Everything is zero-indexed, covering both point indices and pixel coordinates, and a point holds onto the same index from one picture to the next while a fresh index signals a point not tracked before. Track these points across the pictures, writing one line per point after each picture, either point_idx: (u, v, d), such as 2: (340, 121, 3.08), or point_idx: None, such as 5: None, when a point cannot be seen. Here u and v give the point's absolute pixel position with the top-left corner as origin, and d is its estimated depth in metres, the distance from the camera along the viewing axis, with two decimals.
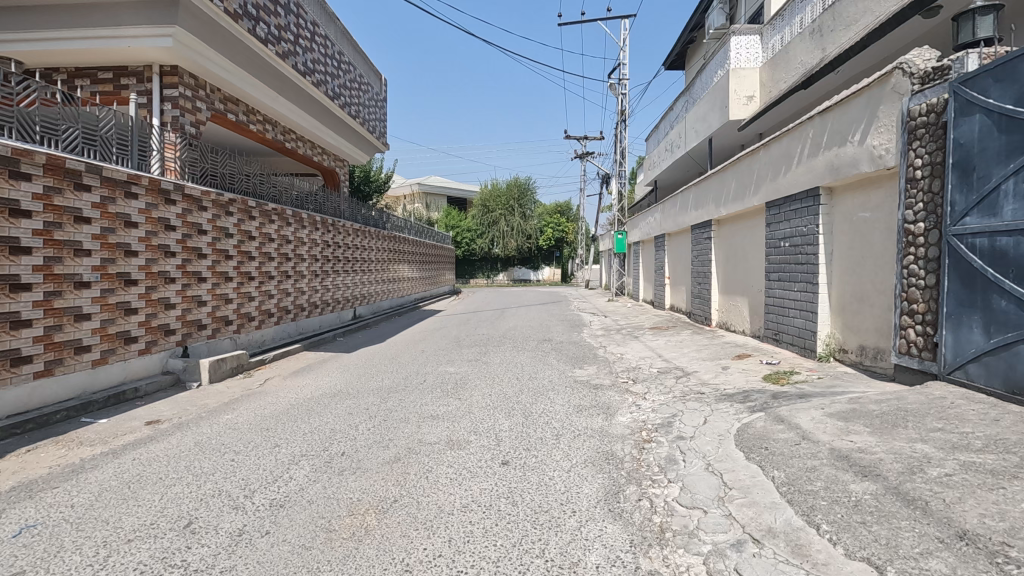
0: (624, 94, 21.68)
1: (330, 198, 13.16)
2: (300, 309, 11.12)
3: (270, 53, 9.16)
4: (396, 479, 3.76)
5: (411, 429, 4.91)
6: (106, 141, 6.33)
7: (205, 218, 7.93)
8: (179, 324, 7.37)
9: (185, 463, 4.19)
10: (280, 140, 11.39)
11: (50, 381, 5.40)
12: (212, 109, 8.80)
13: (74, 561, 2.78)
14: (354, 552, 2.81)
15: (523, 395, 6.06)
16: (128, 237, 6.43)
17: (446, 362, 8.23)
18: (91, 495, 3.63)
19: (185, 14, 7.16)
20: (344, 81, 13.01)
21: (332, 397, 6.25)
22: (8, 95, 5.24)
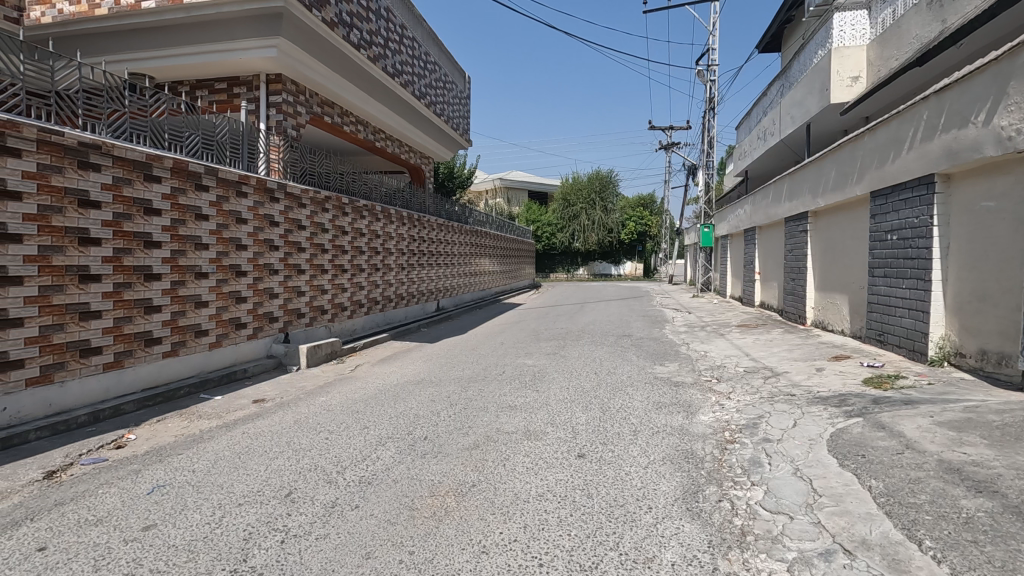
0: (713, 81, 20.71)
1: (416, 194, 13.70)
2: (387, 300, 11.71)
3: (362, 57, 9.67)
4: (475, 464, 3.90)
5: (489, 418, 5.05)
6: (221, 145, 7.00)
7: (304, 214, 8.56)
8: (281, 312, 8.02)
9: (287, 438, 4.59)
10: (371, 139, 12.01)
11: (175, 360, 6.11)
12: (311, 113, 9.46)
13: (195, 518, 3.15)
14: (434, 530, 2.97)
15: (601, 390, 6.04)
16: (238, 233, 7.09)
17: (525, 355, 8.35)
18: (208, 462, 4.07)
19: (287, 26, 7.75)
20: (430, 80, 13.47)
21: (416, 384, 6.55)
22: (143, 107, 5.91)
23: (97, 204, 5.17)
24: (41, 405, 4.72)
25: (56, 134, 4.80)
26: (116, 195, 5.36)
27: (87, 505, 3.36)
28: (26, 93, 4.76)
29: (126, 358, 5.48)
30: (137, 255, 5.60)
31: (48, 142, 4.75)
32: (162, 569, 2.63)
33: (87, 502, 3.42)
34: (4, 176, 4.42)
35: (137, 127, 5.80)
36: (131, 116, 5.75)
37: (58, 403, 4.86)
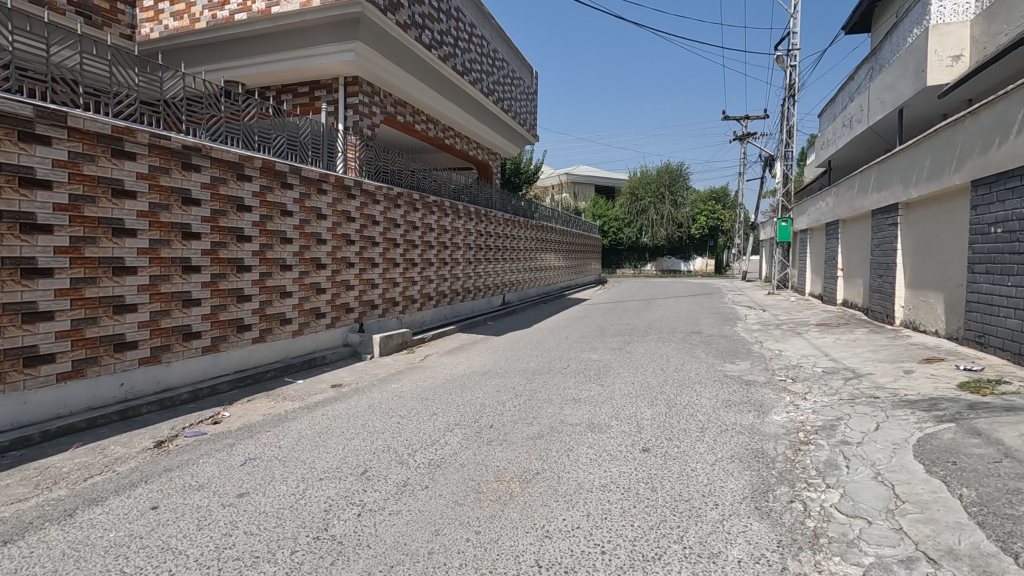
0: (793, 66, 19.61)
1: (483, 189, 13.95)
2: (455, 294, 12.04)
3: (433, 57, 9.95)
4: (539, 453, 3.98)
5: (553, 409, 5.12)
6: (304, 145, 7.47)
7: (378, 210, 8.97)
8: (356, 303, 8.48)
9: (362, 421, 4.87)
10: (441, 137, 12.34)
11: (262, 345, 6.63)
12: (384, 113, 9.85)
13: (282, 488, 3.44)
14: (499, 513, 3.07)
15: (668, 386, 5.95)
16: (319, 228, 7.57)
17: (590, 349, 8.34)
18: (293, 439, 4.40)
19: (363, 30, 8.12)
20: (498, 77, 13.64)
21: (482, 375, 6.73)
22: (236, 112, 6.38)
23: (197, 202, 5.69)
24: (152, 382, 5.28)
25: (164, 139, 5.31)
26: (214, 193, 5.88)
27: (190, 472, 3.74)
28: (139, 102, 5.27)
29: (221, 342, 6.03)
30: (231, 249, 6.13)
31: (158, 146, 5.27)
32: (255, 532, 2.90)
33: (190, 470, 3.80)
34: (123, 178, 4.95)
35: (231, 130, 6.29)
36: (226, 120, 6.23)
37: (165, 381, 5.42)
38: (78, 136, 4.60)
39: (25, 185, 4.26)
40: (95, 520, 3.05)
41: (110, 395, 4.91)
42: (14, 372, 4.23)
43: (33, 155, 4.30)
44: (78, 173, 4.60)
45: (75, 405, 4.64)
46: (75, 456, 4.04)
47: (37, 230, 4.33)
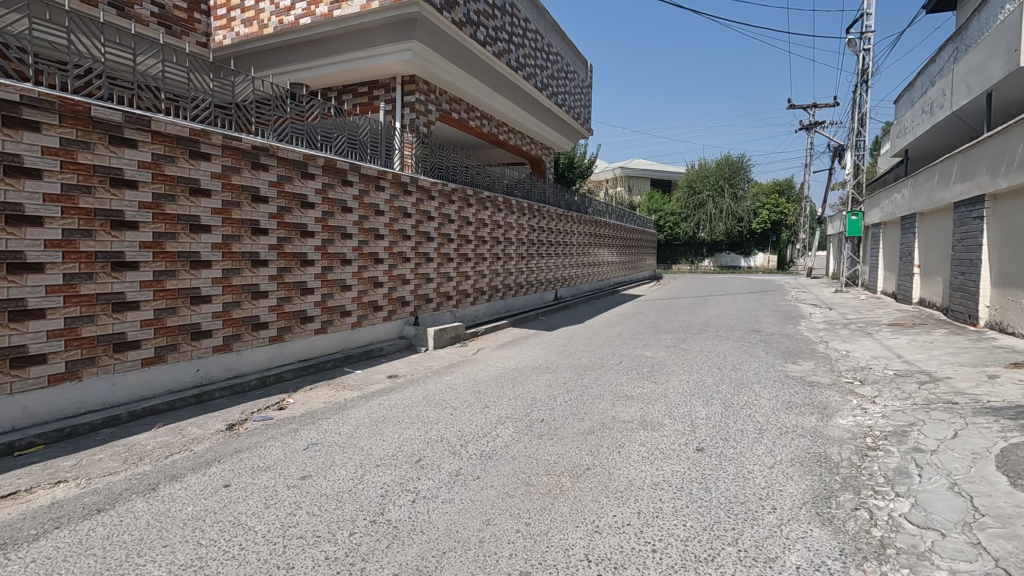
0: (867, 50, 18.44)
1: (536, 184, 13.97)
2: (507, 288, 12.16)
3: (488, 53, 10.03)
4: (589, 449, 3.97)
5: (605, 405, 5.08)
6: (363, 143, 7.72)
7: (433, 206, 9.17)
8: (411, 297, 8.73)
9: (417, 411, 5.01)
10: (495, 132, 12.43)
11: (323, 336, 6.95)
12: (440, 110, 10.03)
13: (342, 473, 3.61)
14: (549, 506, 3.10)
15: (724, 385, 5.78)
16: (377, 223, 7.85)
17: (643, 346, 8.21)
18: (352, 427, 4.59)
19: (420, 29, 8.29)
20: (552, 71, 13.58)
21: (533, 369, 6.77)
22: (301, 113, 6.65)
23: (265, 199, 6.02)
24: (224, 368, 5.66)
25: (236, 140, 5.64)
26: (280, 191, 6.21)
27: (259, 454, 3.98)
28: (214, 105, 5.61)
29: (286, 332, 6.38)
30: (295, 243, 6.47)
31: (231, 147, 5.60)
32: (316, 512, 3.05)
33: (258, 452, 4.04)
34: (199, 177, 5.29)
35: (296, 131, 6.58)
36: (291, 121, 6.52)
37: (236, 368, 5.78)
38: (161, 139, 4.95)
39: (115, 185, 4.62)
40: (175, 495, 3.30)
41: (187, 380, 5.29)
42: (106, 356, 4.62)
43: (122, 157, 4.65)
44: (160, 173, 4.96)
45: (157, 388, 5.03)
46: (158, 435, 4.38)
47: (125, 227, 4.70)
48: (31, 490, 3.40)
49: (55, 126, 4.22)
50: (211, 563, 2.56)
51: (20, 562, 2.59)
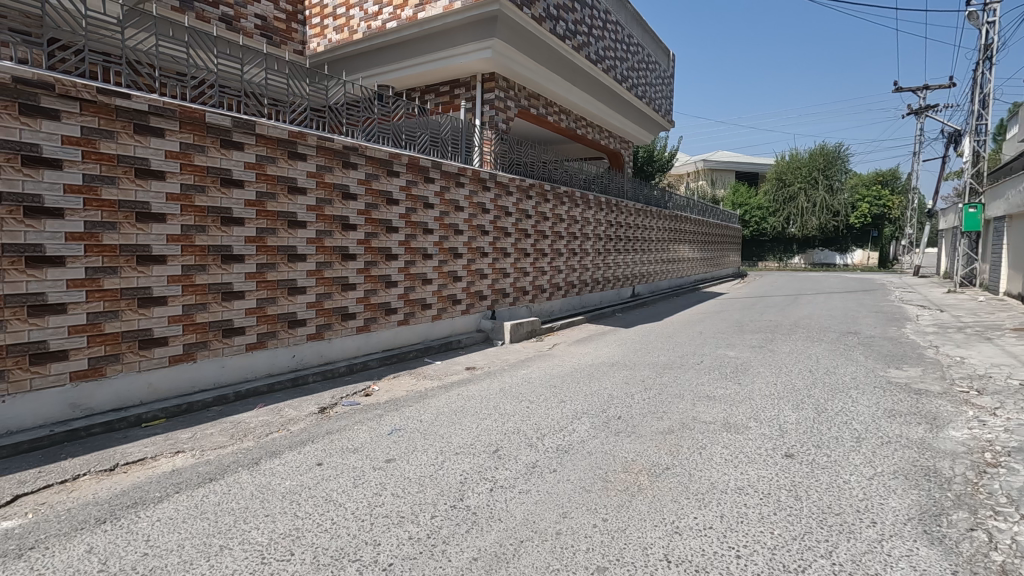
0: (992, 23, 16.49)
1: (614, 178, 13.74)
2: (584, 284, 12.09)
3: (568, 47, 9.96)
4: (669, 448, 3.88)
5: (685, 405, 4.93)
6: (445, 141, 7.95)
7: (511, 201, 9.28)
8: (489, 291, 8.90)
9: (494, 403, 5.11)
10: (573, 127, 12.35)
11: (405, 327, 7.26)
12: (519, 106, 10.13)
13: (423, 458, 3.76)
14: (627, 503, 3.06)
15: (816, 390, 5.42)
16: (456, 219, 8.07)
17: (726, 346, 7.86)
18: (432, 415, 4.76)
19: (501, 26, 8.39)
20: (632, 63, 13.27)
21: (610, 366, 6.69)
22: (388, 113, 6.91)
23: (354, 196, 6.37)
24: (317, 355, 6.06)
25: (329, 141, 6.00)
26: (368, 188, 6.55)
27: (348, 436, 4.23)
28: (310, 109, 5.95)
29: (371, 323, 6.73)
30: (380, 238, 6.80)
31: (324, 148, 5.97)
32: (400, 494, 3.20)
33: (347, 434, 4.28)
34: (296, 176, 5.69)
35: (382, 130, 6.86)
36: (379, 122, 6.80)
37: (327, 355, 6.18)
38: (264, 142, 5.37)
39: (225, 184, 5.06)
40: (275, 469, 3.59)
41: (284, 365, 5.73)
42: (216, 341, 5.10)
43: (231, 159, 5.09)
44: (264, 173, 5.38)
45: (259, 371, 5.48)
46: (259, 414, 4.77)
47: (233, 223, 5.15)
48: (156, 457, 3.81)
49: (176, 132, 4.67)
50: (306, 534, 2.76)
51: (148, 520, 2.91)
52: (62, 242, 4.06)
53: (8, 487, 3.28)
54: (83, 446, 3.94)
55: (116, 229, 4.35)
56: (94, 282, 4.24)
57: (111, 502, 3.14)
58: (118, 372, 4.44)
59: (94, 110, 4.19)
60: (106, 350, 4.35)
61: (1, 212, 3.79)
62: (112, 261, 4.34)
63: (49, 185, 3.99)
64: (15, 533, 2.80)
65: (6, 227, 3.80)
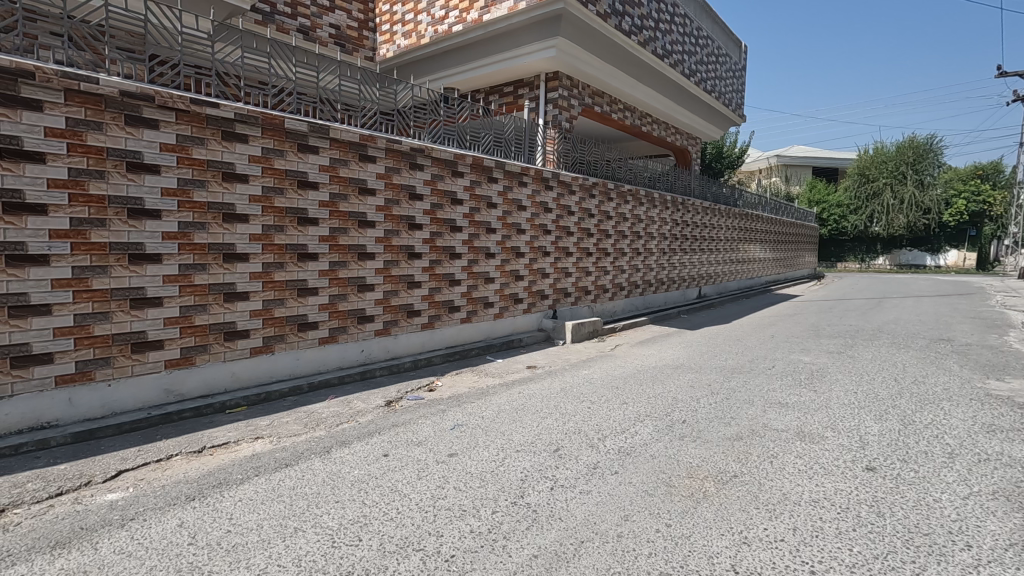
0: None
1: (681, 176, 13.33)
2: (647, 284, 11.84)
3: (633, 43, 9.78)
4: (737, 455, 3.74)
5: (755, 411, 4.72)
6: (508, 141, 8.01)
7: (573, 200, 9.22)
8: (551, 290, 8.89)
9: (555, 402, 5.10)
10: (638, 124, 12.10)
11: (468, 325, 7.39)
12: (582, 105, 10.04)
13: (484, 454, 3.81)
14: (692, 509, 2.97)
15: (903, 401, 5.03)
16: (519, 218, 8.11)
17: (800, 351, 7.46)
18: (494, 412, 4.82)
19: (565, 25, 8.36)
20: (702, 56, 12.82)
21: (675, 368, 6.51)
22: (452, 115, 7.05)
23: (420, 196, 6.55)
24: (384, 350, 6.29)
25: (397, 143, 6.20)
26: (433, 189, 6.71)
27: (412, 430, 4.35)
28: (379, 113, 6.16)
29: (436, 320, 6.90)
30: (445, 237, 6.96)
31: (392, 151, 6.17)
32: (462, 488, 3.26)
33: (411, 428, 4.41)
34: (366, 177, 5.93)
35: (447, 132, 7.00)
36: (444, 124, 6.95)
37: (393, 350, 6.40)
38: (338, 146, 5.62)
39: (301, 186, 5.35)
40: (345, 458, 3.75)
41: (353, 359, 5.98)
42: (293, 334, 5.41)
43: (307, 162, 5.37)
44: (337, 175, 5.64)
45: (330, 364, 5.76)
46: (330, 405, 5.00)
47: (308, 223, 5.44)
48: (238, 442, 4.07)
49: (259, 138, 4.98)
50: (373, 521, 2.87)
51: (231, 500, 3.13)
52: (160, 242, 4.42)
53: (113, 463, 3.62)
54: (176, 428, 4.29)
55: (205, 229, 4.69)
56: (187, 278, 4.60)
57: (199, 481, 3.40)
58: (205, 361, 4.79)
59: (188, 119, 4.53)
60: (196, 340, 4.71)
61: (109, 213, 4.16)
62: (202, 259, 4.68)
63: (149, 188, 4.35)
64: (119, 504, 3.09)
65: (113, 228, 4.18)
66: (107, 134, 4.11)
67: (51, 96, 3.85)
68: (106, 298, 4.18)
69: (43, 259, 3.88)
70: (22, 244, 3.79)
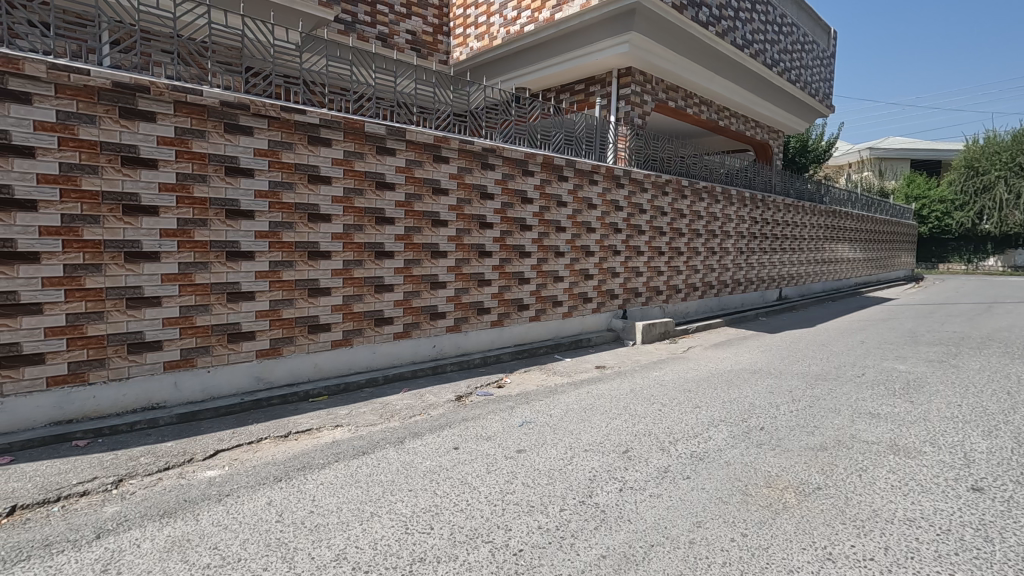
0: None
1: (761, 171, 12.69)
2: (723, 285, 11.37)
3: (711, 34, 9.41)
4: (820, 466, 3.52)
5: (842, 421, 4.42)
6: (579, 139, 7.96)
7: (645, 197, 9.02)
8: (621, 290, 8.75)
9: (625, 403, 5.02)
10: (715, 118, 11.65)
11: (536, 323, 7.43)
12: (656, 100, 9.80)
13: (552, 452, 3.82)
14: (770, 521, 2.83)
15: (1017, 416, 4.53)
16: (589, 217, 8.05)
17: (895, 358, 6.92)
18: (562, 411, 4.81)
19: (639, 19, 8.18)
20: (785, 44, 12.14)
21: (753, 373, 6.22)
22: (523, 114, 7.10)
23: (491, 196, 6.65)
24: (454, 346, 6.45)
25: (470, 144, 6.32)
26: (504, 188, 6.79)
27: (482, 425, 4.43)
28: (452, 114, 6.32)
29: (505, 318, 6.98)
30: (515, 236, 7.03)
31: (464, 151, 6.31)
32: (530, 485, 3.29)
33: (480, 423, 4.50)
34: (440, 177, 6.10)
35: (518, 132, 7.06)
36: (515, 123, 7.02)
37: (463, 346, 6.54)
38: (413, 147, 5.82)
39: (379, 187, 5.59)
40: (418, 449, 3.88)
41: (426, 354, 6.17)
42: (370, 329, 5.66)
43: (385, 164, 5.60)
44: (412, 176, 5.84)
45: (404, 358, 5.97)
46: (404, 397, 5.19)
47: (385, 222, 5.67)
48: (320, 429, 4.32)
49: (341, 142, 5.25)
50: (444, 511, 2.95)
51: (314, 482, 3.33)
52: (253, 240, 4.78)
53: (212, 443, 3.95)
54: (265, 414, 4.61)
55: (292, 228, 5.02)
56: (276, 274, 4.95)
57: (284, 463, 3.64)
58: (292, 352, 5.12)
59: (279, 125, 4.85)
60: (283, 332, 5.05)
61: (210, 214, 4.54)
62: (289, 256, 5.01)
63: (244, 191, 4.70)
64: (216, 480, 3.37)
65: (213, 227, 4.56)
66: (209, 141, 4.48)
67: (163, 108, 4.24)
68: (207, 291, 4.56)
69: (155, 256, 4.28)
70: (137, 242, 4.20)
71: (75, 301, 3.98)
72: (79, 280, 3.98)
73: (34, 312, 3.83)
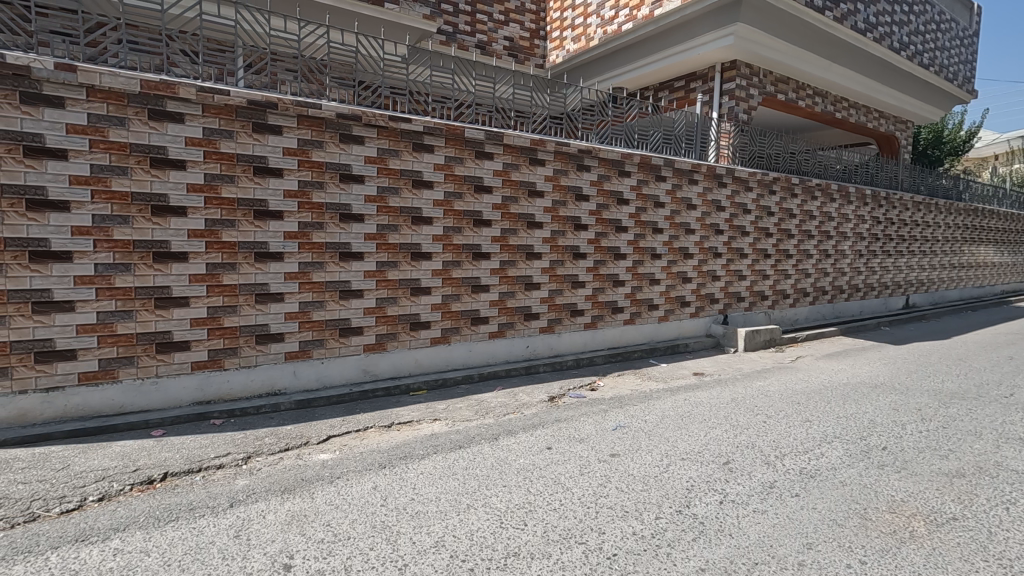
0: None
1: (885, 166, 11.53)
2: (838, 290, 10.46)
3: (828, 20, 8.71)
4: (956, 495, 3.14)
5: (983, 446, 3.91)
6: (678, 138, 7.70)
7: (750, 197, 8.53)
8: (722, 294, 8.34)
9: (725, 413, 4.78)
10: (830, 110, 10.75)
11: (630, 326, 7.27)
12: (763, 94, 9.24)
13: (647, 458, 3.73)
14: (893, 549, 2.57)
15: None
16: (688, 218, 7.75)
17: None
18: (657, 417, 4.69)
19: (746, 9, 7.77)
20: (917, 25, 10.95)
21: (873, 387, 5.66)
22: (620, 115, 7.00)
23: (586, 197, 6.62)
24: (547, 347, 6.49)
25: (566, 145, 6.34)
26: (599, 189, 6.73)
27: (575, 426, 4.42)
28: (549, 117, 6.38)
29: (598, 320, 6.92)
30: (610, 237, 6.94)
31: (560, 153, 6.33)
32: (625, 489, 3.24)
33: (573, 424, 4.49)
34: (535, 179, 6.17)
35: (615, 132, 6.97)
36: (612, 124, 6.93)
37: (556, 348, 6.56)
38: (509, 151, 5.94)
39: (477, 190, 5.76)
40: (512, 447, 3.96)
41: (520, 353, 6.27)
42: (466, 327, 5.85)
43: (483, 167, 5.77)
44: (509, 179, 5.96)
45: (499, 357, 6.11)
46: (498, 395, 5.31)
47: (481, 224, 5.84)
48: (418, 421, 4.53)
49: (442, 147, 5.49)
50: (537, 509, 2.99)
51: (415, 471, 3.51)
52: (362, 242, 5.12)
53: (324, 428, 4.28)
54: (371, 404, 4.91)
55: (397, 230, 5.31)
56: (382, 273, 5.27)
57: (388, 452, 3.87)
58: (395, 348, 5.42)
59: (386, 133, 5.16)
60: (387, 328, 5.36)
61: (326, 217, 4.93)
62: (394, 256, 5.31)
63: (355, 196, 5.06)
64: (328, 463, 3.66)
65: (328, 230, 4.95)
66: (326, 150, 4.87)
67: (287, 121, 4.68)
68: (321, 288, 4.96)
69: (279, 256, 4.73)
70: (265, 243, 4.66)
71: (215, 296, 4.49)
72: (218, 277, 4.49)
73: (183, 304, 4.38)
